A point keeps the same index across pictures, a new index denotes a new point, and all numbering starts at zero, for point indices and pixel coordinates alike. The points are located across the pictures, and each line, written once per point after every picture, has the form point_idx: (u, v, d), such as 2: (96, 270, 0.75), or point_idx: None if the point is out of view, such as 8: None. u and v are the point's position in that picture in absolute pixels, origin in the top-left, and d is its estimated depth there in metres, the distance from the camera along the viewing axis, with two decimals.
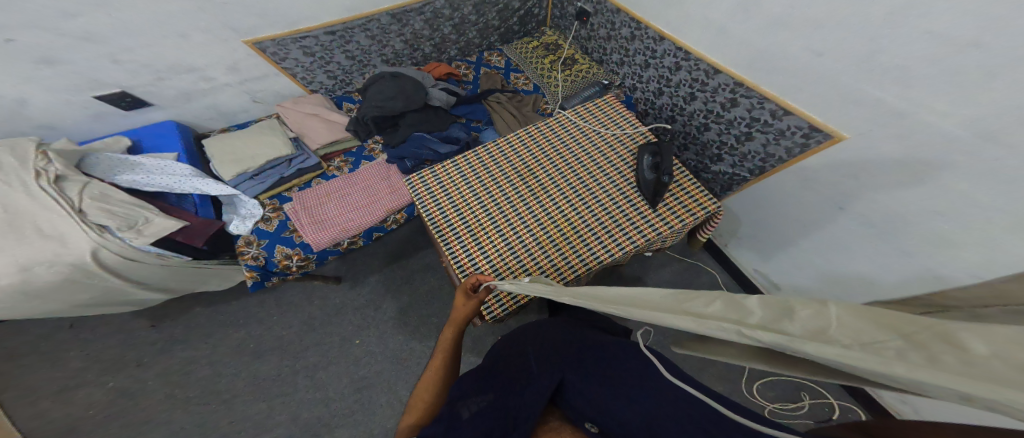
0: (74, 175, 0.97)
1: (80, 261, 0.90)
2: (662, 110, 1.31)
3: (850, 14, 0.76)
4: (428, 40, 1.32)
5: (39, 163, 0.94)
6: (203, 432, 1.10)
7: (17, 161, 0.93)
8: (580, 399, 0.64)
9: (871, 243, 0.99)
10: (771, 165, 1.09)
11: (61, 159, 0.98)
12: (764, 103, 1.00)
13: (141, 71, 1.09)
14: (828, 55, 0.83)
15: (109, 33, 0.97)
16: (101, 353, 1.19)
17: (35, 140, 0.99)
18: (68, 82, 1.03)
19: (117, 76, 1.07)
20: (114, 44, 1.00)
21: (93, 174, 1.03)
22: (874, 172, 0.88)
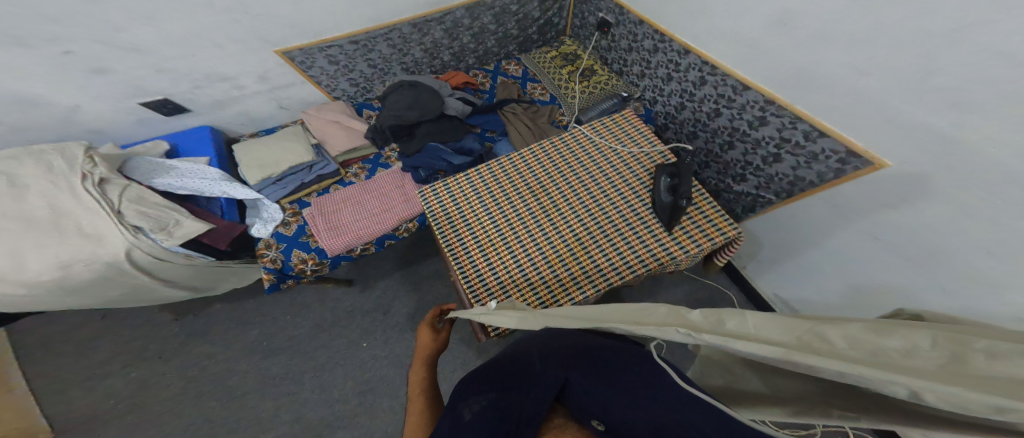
0: (115, 178, 1.05)
1: (115, 260, 0.99)
2: (683, 125, 1.25)
3: (901, 36, 0.69)
4: (447, 49, 1.32)
5: (85, 166, 1.03)
6: (224, 419, 1.26)
7: (67, 165, 1.03)
8: (587, 398, 0.61)
9: (898, 279, 0.92)
10: (800, 189, 1.03)
11: (104, 164, 1.06)
12: (797, 123, 0.93)
13: (182, 79, 1.15)
14: (873, 74, 0.76)
15: (153, 45, 1.04)
16: (140, 345, 1.37)
17: (83, 144, 1.09)
18: (116, 89, 1.11)
19: (159, 84, 1.14)
20: (158, 55, 1.06)
21: (133, 177, 1.11)
22: (916, 202, 0.80)
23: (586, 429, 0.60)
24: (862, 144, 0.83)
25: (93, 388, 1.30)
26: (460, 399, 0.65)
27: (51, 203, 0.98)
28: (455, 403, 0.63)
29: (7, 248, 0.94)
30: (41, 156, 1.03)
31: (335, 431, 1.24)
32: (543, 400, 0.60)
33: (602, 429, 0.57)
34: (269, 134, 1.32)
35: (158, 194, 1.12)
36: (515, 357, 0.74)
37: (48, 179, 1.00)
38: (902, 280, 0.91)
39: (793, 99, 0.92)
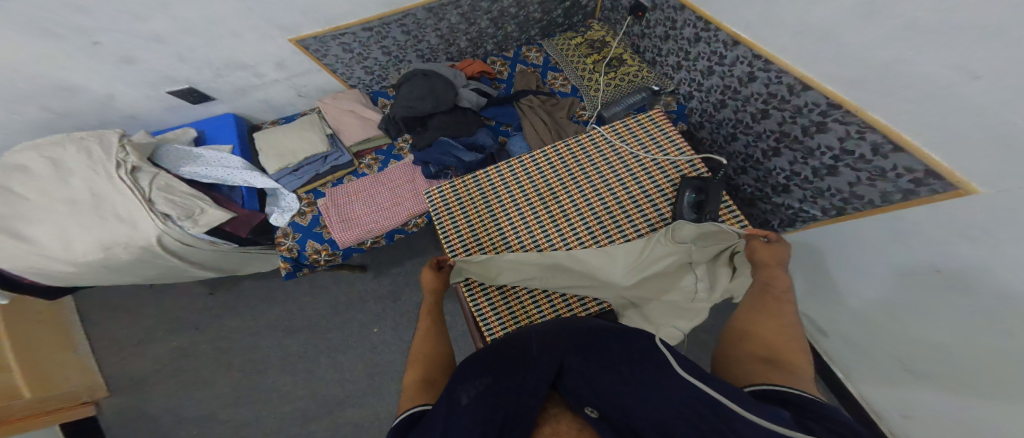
0: (146, 167, 1.12)
1: (148, 243, 1.07)
2: (722, 125, 1.12)
3: (989, 56, 0.54)
4: (464, 35, 1.24)
5: (120, 155, 1.10)
6: (251, 386, 1.40)
7: (103, 152, 1.10)
8: (580, 383, 0.58)
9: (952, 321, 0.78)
10: (854, 208, 0.90)
11: (136, 153, 1.13)
12: (866, 132, 0.77)
13: (205, 68, 1.17)
14: (986, 80, 0.56)
15: (173, 35, 1.04)
16: (182, 315, 1.53)
17: (117, 132, 1.16)
18: (145, 77, 1.15)
19: (184, 73, 1.17)
20: (179, 45, 1.08)
21: (162, 165, 1.18)
22: (1006, 243, 0.63)
23: (582, 420, 0.56)
24: (947, 164, 0.66)
25: (149, 349, 1.48)
26: (456, 382, 0.62)
27: (90, 188, 1.07)
28: (453, 388, 0.60)
29: (57, 229, 1.05)
30: (82, 143, 1.13)
31: (345, 410, 1.33)
32: (539, 387, 0.57)
33: (596, 417, 0.53)
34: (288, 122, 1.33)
35: (185, 182, 1.18)
36: (511, 341, 0.72)
37: (88, 165, 1.09)
38: (946, 324, 0.79)
39: (864, 105, 0.76)
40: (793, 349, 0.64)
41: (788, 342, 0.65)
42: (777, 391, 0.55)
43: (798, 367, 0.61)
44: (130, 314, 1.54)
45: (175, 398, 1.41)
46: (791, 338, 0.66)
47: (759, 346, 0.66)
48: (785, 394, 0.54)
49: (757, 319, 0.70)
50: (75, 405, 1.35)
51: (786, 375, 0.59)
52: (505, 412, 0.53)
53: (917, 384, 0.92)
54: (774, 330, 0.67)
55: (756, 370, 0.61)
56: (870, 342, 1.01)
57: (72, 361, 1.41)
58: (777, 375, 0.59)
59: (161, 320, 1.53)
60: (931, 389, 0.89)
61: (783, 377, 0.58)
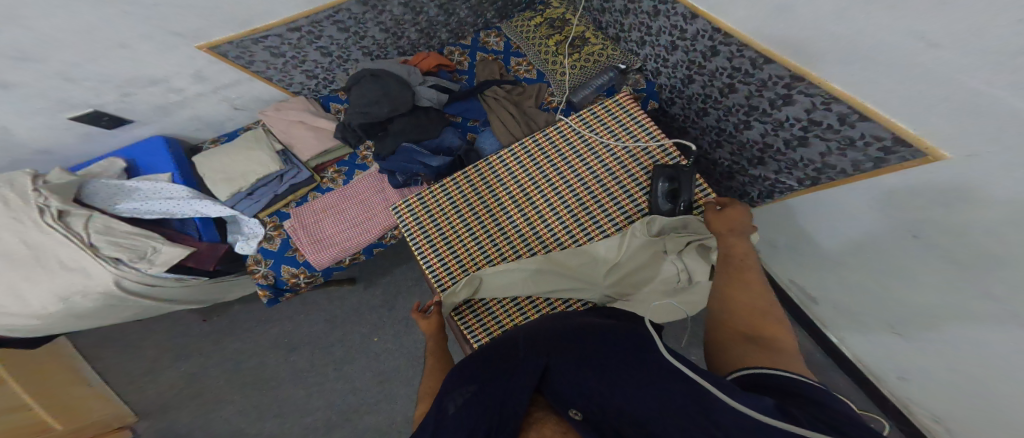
0: (75, 209, 1.03)
1: (108, 289, 1.03)
2: (692, 100, 1.09)
3: (933, 13, 0.49)
4: (412, 26, 1.18)
5: (38, 199, 1.00)
6: (259, 408, 1.37)
7: (20, 198, 1.01)
8: (568, 386, 0.56)
9: (931, 275, 0.79)
10: (828, 177, 0.88)
11: (56, 194, 1.03)
12: (832, 104, 0.73)
13: (107, 88, 1.09)
14: (944, 48, 0.50)
15: (44, 51, 0.93)
16: (165, 347, 1.45)
17: (29, 173, 1.06)
18: (37, 104, 1.05)
19: (81, 96, 1.08)
20: (55, 62, 0.96)
21: (95, 204, 1.10)
22: (980, 206, 0.61)
23: (566, 423, 0.54)
24: (915, 131, 0.62)
25: (160, 377, 1.42)
26: (445, 390, 0.60)
27: (22, 239, 0.99)
28: (442, 397, 0.59)
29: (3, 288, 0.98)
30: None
31: (362, 416, 1.33)
32: (521, 393, 0.56)
33: (580, 420, 0.51)
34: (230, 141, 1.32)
35: (125, 221, 1.13)
36: (501, 344, 0.70)
37: (8, 214, 0.99)
38: (925, 283, 0.82)
39: (824, 75, 0.71)
40: (768, 322, 0.65)
41: (762, 319, 0.66)
42: (761, 373, 0.53)
43: (780, 344, 0.61)
44: (125, 346, 1.46)
45: (198, 421, 1.37)
46: (765, 312, 0.67)
47: (740, 326, 0.66)
48: (767, 377, 0.52)
49: (730, 297, 0.71)
50: (110, 431, 1.31)
51: (767, 353, 0.58)
52: (489, 422, 0.52)
53: (912, 348, 0.98)
54: (749, 306, 0.68)
55: (738, 353, 0.61)
56: (857, 309, 1.07)
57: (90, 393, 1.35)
58: (760, 356, 0.58)
59: (159, 350, 1.45)
60: (923, 345, 0.94)
61: (766, 356, 0.57)
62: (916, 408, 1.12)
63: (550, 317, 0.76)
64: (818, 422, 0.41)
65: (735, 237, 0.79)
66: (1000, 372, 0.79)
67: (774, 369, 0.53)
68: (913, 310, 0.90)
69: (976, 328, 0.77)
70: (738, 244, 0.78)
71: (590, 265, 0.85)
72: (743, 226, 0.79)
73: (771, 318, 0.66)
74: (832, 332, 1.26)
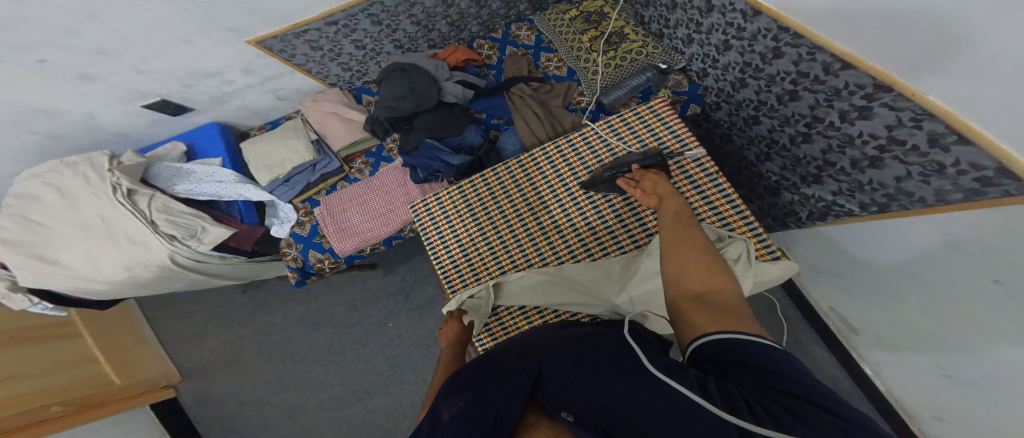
0: (141, 188, 1.15)
1: (164, 262, 1.14)
2: (741, 106, 0.99)
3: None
4: (444, 19, 1.17)
5: (112, 178, 1.12)
6: (285, 377, 1.49)
7: (99, 176, 1.13)
8: (561, 390, 0.49)
9: (1010, 332, 0.65)
10: (900, 205, 0.74)
11: (126, 175, 1.15)
12: (921, 120, 0.61)
13: (170, 80, 1.19)
14: None
15: (119, 47, 1.02)
16: (215, 313, 1.61)
17: (106, 154, 1.19)
18: (114, 92, 1.17)
19: (150, 86, 1.19)
20: (125, 56, 1.05)
21: (158, 184, 1.23)
22: None
23: (561, 426, 0.45)
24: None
25: (206, 341, 1.58)
26: (444, 397, 0.56)
27: (99, 213, 1.12)
28: (438, 404, 0.55)
29: (82, 255, 1.12)
30: (76, 167, 1.16)
31: (373, 397, 1.40)
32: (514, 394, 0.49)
33: (572, 421, 0.44)
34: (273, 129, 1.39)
35: (181, 200, 1.24)
36: (497, 355, 0.64)
37: (89, 190, 1.13)
38: (1000, 336, 0.67)
39: (917, 85, 0.59)
40: (712, 272, 0.59)
41: (709, 272, 0.59)
42: (719, 339, 0.49)
43: (728, 301, 0.56)
44: (181, 311, 1.64)
45: (234, 383, 1.51)
46: (711, 261, 0.61)
47: (691, 287, 0.59)
48: (726, 348, 0.48)
49: (678, 254, 0.63)
50: (156, 389, 1.45)
51: (725, 318, 0.52)
52: (480, 427, 0.45)
53: (965, 399, 0.82)
54: (695, 260, 0.61)
55: (693, 319, 0.55)
56: (906, 347, 0.92)
57: (145, 352, 1.51)
58: (717, 320, 0.52)
59: (212, 316, 1.61)
60: (977, 398, 0.79)
61: (724, 320, 0.52)
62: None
63: (550, 327, 0.71)
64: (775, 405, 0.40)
65: (672, 195, 0.74)
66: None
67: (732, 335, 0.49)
68: (975, 364, 0.75)
69: None
70: (674, 201, 0.73)
71: (604, 280, 0.81)
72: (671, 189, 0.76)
73: (716, 269, 0.60)
74: (867, 361, 1.10)
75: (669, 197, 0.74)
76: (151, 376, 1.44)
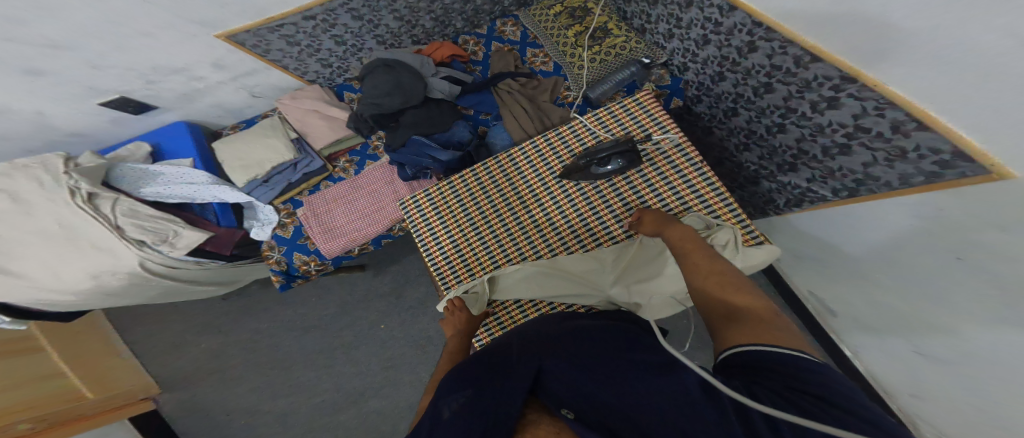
0: (103, 191, 1.07)
1: (134, 269, 1.08)
2: (721, 99, 1.03)
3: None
4: (427, 14, 1.16)
5: (70, 181, 1.04)
6: (272, 386, 1.44)
7: (54, 179, 1.05)
8: (560, 385, 0.51)
9: (970, 302, 0.71)
10: (868, 189, 0.80)
11: (85, 177, 1.07)
12: (885, 109, 0.66)
13: (132, 76, 1.12)
14: None
15: (73, 40, 0.95)
16: (191, 321, 1.54)
17: (61, 156, 1.11)
18: (69, 89, 1.09)
19: (110, 83, 1.12)
20: (83, 50, 0.99)
21: (122, 186, 1.15)
22: None
23: (561, 422, 0.48)
24: (980, 144, 0.54)
25: (185, 351, 1.50)
26: (441, 394, 0.55)
27: (56, 219, 1.04)
28: (437, 400, 0.54)
29: (42, 264, 1.04)
30: (29, 170, 1.07)
31: (368, 400, 1.37)
32: (517, 392, 0.50)
33: (572, 418, 0.47)
34: (249, 127, 1.33)
35: (149, 204, 1.17)
36: (495, 349, 0.64)
37: (44, 194, 1.04)
38: (962, 307, 0.74)
39: (879, 77, 0.63)
40: (739, 290, 0.59)
41: (737, 290, 0.60)
42: (750, 349, 0.49)
43: (761, 312, 0.55)
44: (155, 321, 1.55)
45: (219, 393, 1.45)
46: (735, 281, 0.61)
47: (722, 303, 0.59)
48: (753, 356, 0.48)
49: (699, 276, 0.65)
50: (136, 402, 1.38)
51: (754, 330, 0.51)
52: (484, 426, 0.46)
53: (934, 368, 0.90)
54: (717, 280, 0.62)
55: (727, 334, 0.54)
56: (879, 324, 0.99)
57: (119, 365, 1.44)
58: (746, 334, 0.51)
59: (188, 325, 1.53)
60: (941, 364, 0.86)
61: (753, 334, 0.51)
62: (927, 428, 1.04)
63: (552, 318, 0.72)
64: (789, 406, 0.39)
65: (671, 223, 0.76)
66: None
67: (759, 346, 0.48)
68: (940, 334, 0.82)
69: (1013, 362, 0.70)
70: (675, 227, 0.75)
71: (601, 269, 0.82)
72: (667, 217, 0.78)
73: (744, 288, 0.60)
74: (847, 344, 1.18)
75: (669, 227, 0.76)
76: (129, 389, 1.37)
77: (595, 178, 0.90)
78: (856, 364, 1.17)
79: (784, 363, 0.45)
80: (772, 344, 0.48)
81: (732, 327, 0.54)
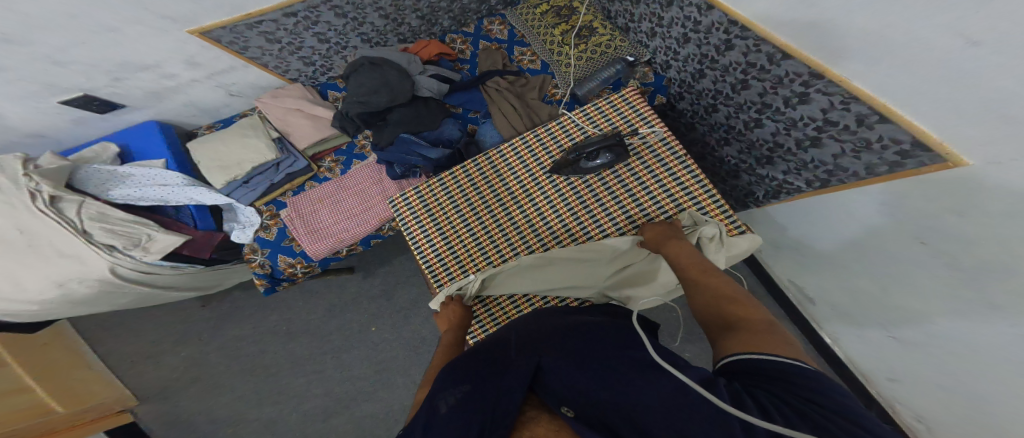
0: (67, 194, 1.01)
1: (104, 276, 1.02)
2: (701, 96, 1.07)
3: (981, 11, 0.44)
4: (413, 12, 1.16)
5: (30, 184, 0.98)
6: (257, 395, 1.38)
7: (12, 182, 0.99)
8: (559, 381, 0.51)
9: (934, 283, 0.77)
10: (838, 179, 0.85)
11: (47, 179, 1.00)
12: (850, 103, 0.70)
13: (96, 73, 1.06)
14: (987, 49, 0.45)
15: (31, 34, 0.90)
16: (165, 331, 1.46)
17: (20, 156, 1.04)
18: (24, 87, 1.03)
19: (72, 80, 1.06)
20: (46, 44, 0.93)
21: (87, 189, 1.09)
22: (993, 212, 0.58)
23: (560, 420, 0.49)
24: (935, 134, 0.59)
25: (160, 363, 1.43)
26: (437, 388, 0.53)
27: (15, 225, 0.97)
28: (433, 394, 0.52)
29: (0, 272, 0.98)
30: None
31: (360, 404, 1.34)
32: (516, 390, 0.49)
33: (572, 417, 0.47)
34: (226, 127, 1.28)
35: (119, 207, 1.11)
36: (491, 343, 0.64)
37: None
38: (929, 290, 0.79)
39: (844, 73, 0.68)
40: (740, 304, 0.61)
41: (737, 305, 0.61)
42: (744, 356, 0.50)
43: (756, 322, 0.56)
44: (125, 332, 1.47)
45: (198, 406, 1.38)
46: (735, 297, 0.63)
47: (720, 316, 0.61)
48: (743, 362, 0.50)
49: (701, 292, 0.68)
50: (111, 415, 1.32)
51: (746, 338, 0.53)
52: (481, 421, 0.46)
53: (903, 347, 0.96)
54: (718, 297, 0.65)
55: (723, 343, 0.56)
56: (855, 310, 1.05)
57: (90, 378, 1.36)
58: (738, 342, 0.54)
59: (161, 335, 1.46)
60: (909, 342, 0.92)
61: (745, 341, 0.53)
62: (902, 408, 1.09)
63: (548, 313, 0.73)
64: (783, 407, 0.41)
65: (672, 240, 0.79)
66: (993, 387, 0.77)
67: (748, 353, 0.50)
68: (908, 314, 0.88)
69: (972, 337, 0.76)
70: (675, 245, 0.78)
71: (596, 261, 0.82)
72: (667, 234, 0.82)
73: (743, 303, 0.62)
74: (824, 329, 1.24)
75: (669, 244, 0.79)
76: (102, 402, 1.31)
77: (584, 172, 0.93)
78: (834, 349, 1.23)
79: (772, 368, 0.47)
80: (762, 350, 0.50)
81: (728, 337, 0.56)
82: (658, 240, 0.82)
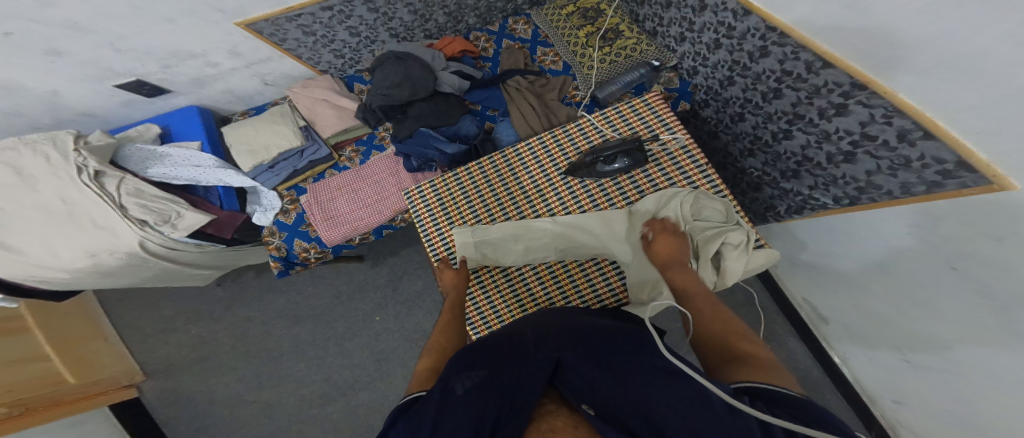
0: (110, 171, 1.07)
1: (132, 249, 1.08)
2: (729, 104, 1.03)
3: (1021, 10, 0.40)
4: (441, 9, 1.18)
5: (78, 160, 1.05)
6: (262, 373, 1.43)
7: (61, 157, 1.06)
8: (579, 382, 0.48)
9: (965, 319, 0.71)
10: (869, 198, 0.79)
11: (93, 156, 1.07)
12: (893, 117, 0.65)
13: (147, 60, 1.13)
14: None
15: (96, 23, 0.97)
16: (185, 306, 1.54)
17: (72, 132, 1.11)
18: (85, 71, 1.10)
19: (127, 66, 1.13)
20: (107, 33, 1.01)
21: (128, 166, 1.16)
22: None
23: (579, 417, 0.45)
24: (982, 154, 0.54)
25: (177, 337, 1.50)
26: (452, 368, 0.51)
27: (61, 197, 1.05)
28: (448, 377, 0.50)
29: (40, 239, 1.05)
30: (38, 147, 1.08)
31: (357, 393, 1.36)
32: (535, 382, 0.47)
33: (594, 414, 0.43)
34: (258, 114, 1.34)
35: (154, 184, 1.17)
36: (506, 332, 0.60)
37: (51, 171, 1.05)
38: (948, 313, 0.73)
39: (889, 84, 0.63)
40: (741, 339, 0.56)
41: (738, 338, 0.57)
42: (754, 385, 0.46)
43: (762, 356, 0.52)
44: (148, 307, 1.55)
45: (208, 380, 1.45)
46: (734, 330, 0.58)
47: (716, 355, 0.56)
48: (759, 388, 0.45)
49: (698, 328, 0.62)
50: (117, 388, 1.39)
51: (755, 369, 0.49)
52: (498, 410, 0.43)
53: (928, 386, 0.89)
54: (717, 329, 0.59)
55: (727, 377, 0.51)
56: (868, 331, 0.99)
57: (105, 349, 1.42)
58: (750, 372, 0.49)
59: (180, 310, 1.53)
60: (936, 380, 0.85)
61: (758, 371, 0.48)
62: None
63: (548, 313, 0.69)
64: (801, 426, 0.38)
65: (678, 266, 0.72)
66: None
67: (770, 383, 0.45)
68: (936, 350, 0.81)
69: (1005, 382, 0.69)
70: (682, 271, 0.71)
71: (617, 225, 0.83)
72: (679, 255, 0.73)
73: (739, 334, 0.57)
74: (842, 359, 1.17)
75: (675, 269, 0.71)
76: (110, 375, 1.37)
77: (599, 176, 0.90)
78: (851, 380, 1.15)
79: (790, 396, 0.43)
80: (773, 382, 0.46)
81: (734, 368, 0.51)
82: (668, 254, 0.74)
